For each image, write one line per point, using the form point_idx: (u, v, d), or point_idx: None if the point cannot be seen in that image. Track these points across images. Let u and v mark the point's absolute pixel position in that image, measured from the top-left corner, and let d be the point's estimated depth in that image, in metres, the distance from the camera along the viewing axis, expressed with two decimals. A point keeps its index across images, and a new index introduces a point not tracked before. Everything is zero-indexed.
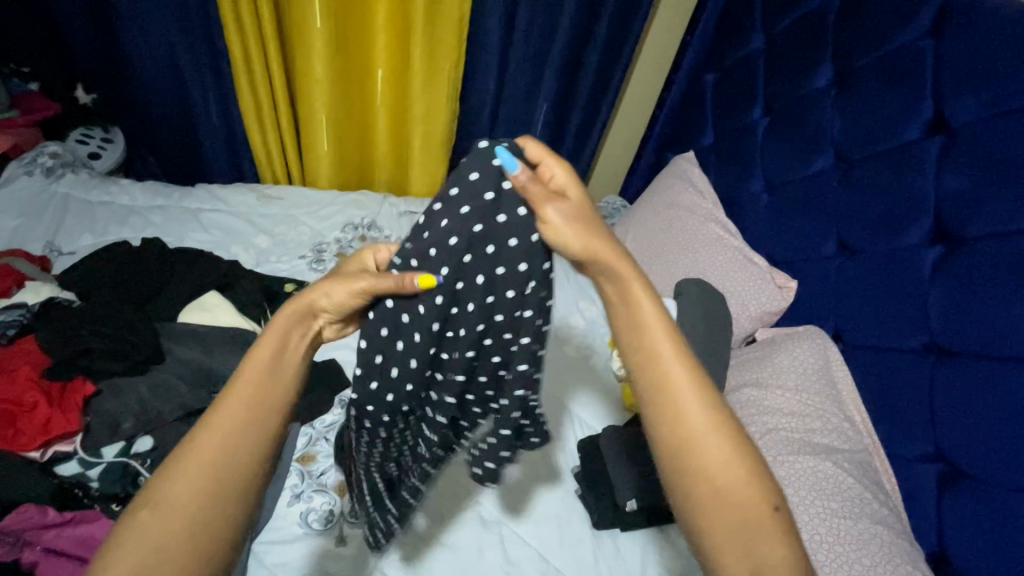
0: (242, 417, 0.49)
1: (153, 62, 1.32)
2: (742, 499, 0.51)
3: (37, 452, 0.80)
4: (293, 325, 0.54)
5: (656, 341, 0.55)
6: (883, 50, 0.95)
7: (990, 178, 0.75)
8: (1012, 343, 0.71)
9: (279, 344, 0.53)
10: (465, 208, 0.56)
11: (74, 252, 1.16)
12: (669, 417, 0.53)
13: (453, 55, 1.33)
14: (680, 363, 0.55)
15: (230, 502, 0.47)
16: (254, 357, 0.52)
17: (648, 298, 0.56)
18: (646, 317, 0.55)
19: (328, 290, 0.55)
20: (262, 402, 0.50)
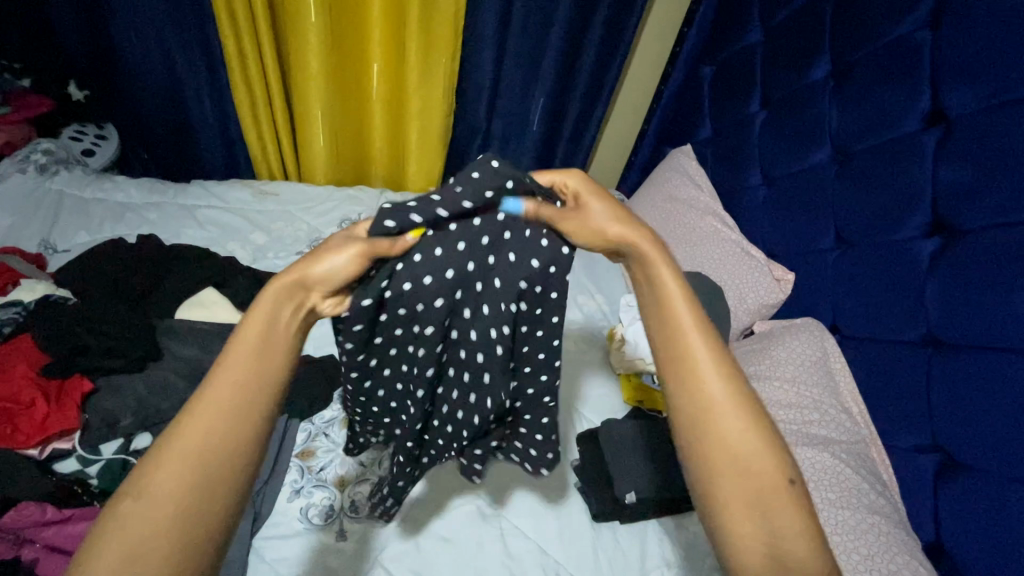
0: (230, 402, 0.49)
1: (147, 58, 1.31)
2: (760, 468, 0.51)
3: (35, 450, 0.79)
4: (285, 301, 0.55)
5: (680, 312, 0.57)
6: (880, 42, 0.94)
7: (986, 170, 0.75)
8: (1009, 335, 0.71)
9: (269, 323, 0.53)
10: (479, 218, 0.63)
11: (69, 249, 1.15)
12: (687, 387, 0.54)
13: (450, 49, 1.32)
14: (703, 333, 0.56)
15: (219, 485, 0.47)
16: (240, 341, 0.52)
17: (670, 270, 0.59)
18: (670, 288, 0.58)
19: (320, 259, 0.57)
20: (249, 387, 0.50)
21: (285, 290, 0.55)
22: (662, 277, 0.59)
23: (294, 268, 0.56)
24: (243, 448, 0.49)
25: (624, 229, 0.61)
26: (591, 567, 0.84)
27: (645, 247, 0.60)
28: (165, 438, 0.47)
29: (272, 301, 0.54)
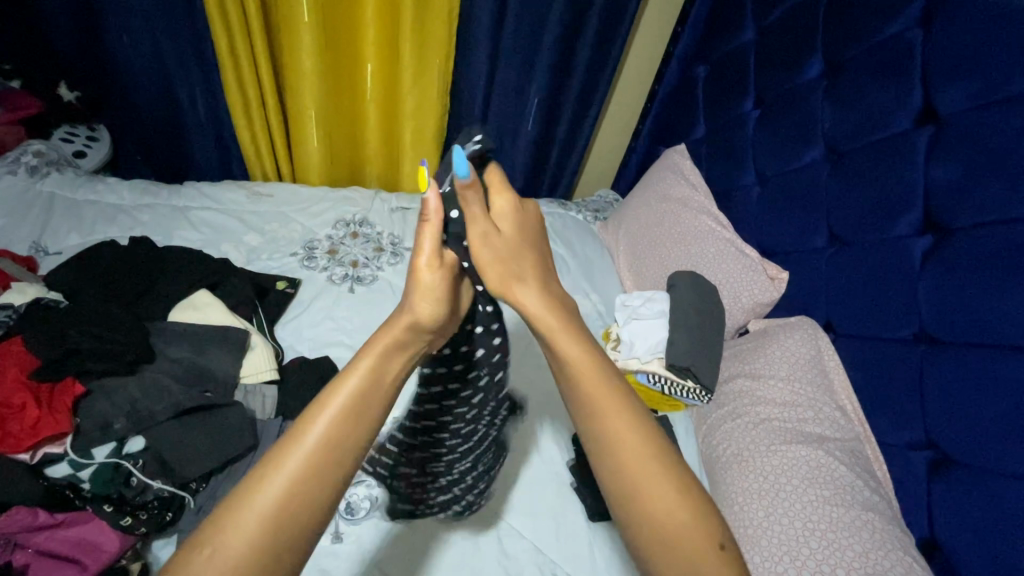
0: (320, 458, 0.47)
1: (139, 59, 1.30)
2: (686, 546, 0.49)
3: (26, 455, 0.78)
4: (393, 350, 0.54)
5: (595, 389, 0.54)
6: (871, 41, 0.95)
7: (977, 168, 0.76)
8: (1000, 332, 0.71)
9: (376, 372, 0.53)
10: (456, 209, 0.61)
11: (60, 252, 1.14)
12: (609, 463, 0.52)
13: (444, 49, 1.31)
14: (617, 411, 0.54)
15: (293, 543, 0.45)
16: (338, 389, 0.50)
17: (570, 341, 0.57)
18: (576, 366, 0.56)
19: (422, 297, 0.56)
20: (343, 432, 0.49)
21: (400, 338, 0.55)
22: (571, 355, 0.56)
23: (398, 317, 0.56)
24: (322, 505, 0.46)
25: (529, 307, 0.58)
26: (587, 566, 0.84)
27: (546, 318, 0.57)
28: (247, 487, 0.45)
29: (384, 347, 0.54)
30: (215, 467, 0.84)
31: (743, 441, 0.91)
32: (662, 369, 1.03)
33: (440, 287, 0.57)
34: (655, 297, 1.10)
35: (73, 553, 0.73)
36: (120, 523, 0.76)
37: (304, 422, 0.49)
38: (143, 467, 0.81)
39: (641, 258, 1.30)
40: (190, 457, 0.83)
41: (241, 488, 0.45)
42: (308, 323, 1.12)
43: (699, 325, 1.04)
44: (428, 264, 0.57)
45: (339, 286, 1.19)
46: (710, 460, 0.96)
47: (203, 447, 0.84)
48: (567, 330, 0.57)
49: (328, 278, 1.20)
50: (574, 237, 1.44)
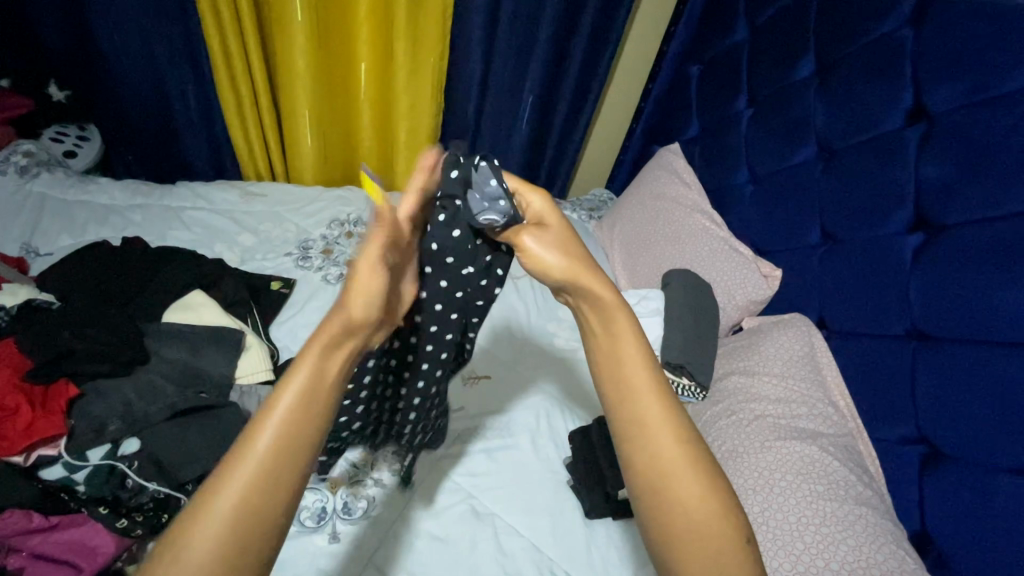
0: (270, 466, 0.44)
1: (130, 57, 1.29)
2: (711, 538, 0.49)
3: (21, 457, 0.78)
4: (331, 346, 0.48)
5: (637, 375, 0.54)
6: (862, 40, 0.96)
7: (965, 166, 0.77)
8: (989, 328, 0.73)
9: (316, 376, 0.47)
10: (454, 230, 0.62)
11: (51, 253, 1.13)
12: (642, 449, 0.52)
13: (438, 49, 1.31)
14: (657, 399, 0.53)
15: (246, 556, 0.42)
16: (280, 397, 0.46)
17: (626, 317, 0.55)
18: (620, 348, 0.55)
19: (359, 292, 0.49)
20: (285, 446, 0.45)
21: (335, 336, 0.48)
22: (620, 338, 0.55)
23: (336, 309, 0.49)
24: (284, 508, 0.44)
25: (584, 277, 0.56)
26: (585, 563, 0.85)
27: (602, 292, 0.55)
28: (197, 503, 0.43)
29: (324, 340, 0.48)
30: (212, 468, 0.83)
31: (738, 438, 0.90)
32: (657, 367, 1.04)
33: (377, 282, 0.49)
34: (649, 295, 1.11)
35: (67, 555, 0.72)
36: (114, 525, 0.75)
37: (250, 432, 0.45)
38: (138, 469, 0.80)
39: (635, 257, 1.30)
40: (186, 458, 0.82)
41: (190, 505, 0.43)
42: (304, 322, 1.11)
43: (694, 323, 1.05)
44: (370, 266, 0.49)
45: (334, 285, 1.19)
46: None
47: (199, 448, 0.83)
48: (619, 306, 0.56)
49: (323, 278, 1.20)
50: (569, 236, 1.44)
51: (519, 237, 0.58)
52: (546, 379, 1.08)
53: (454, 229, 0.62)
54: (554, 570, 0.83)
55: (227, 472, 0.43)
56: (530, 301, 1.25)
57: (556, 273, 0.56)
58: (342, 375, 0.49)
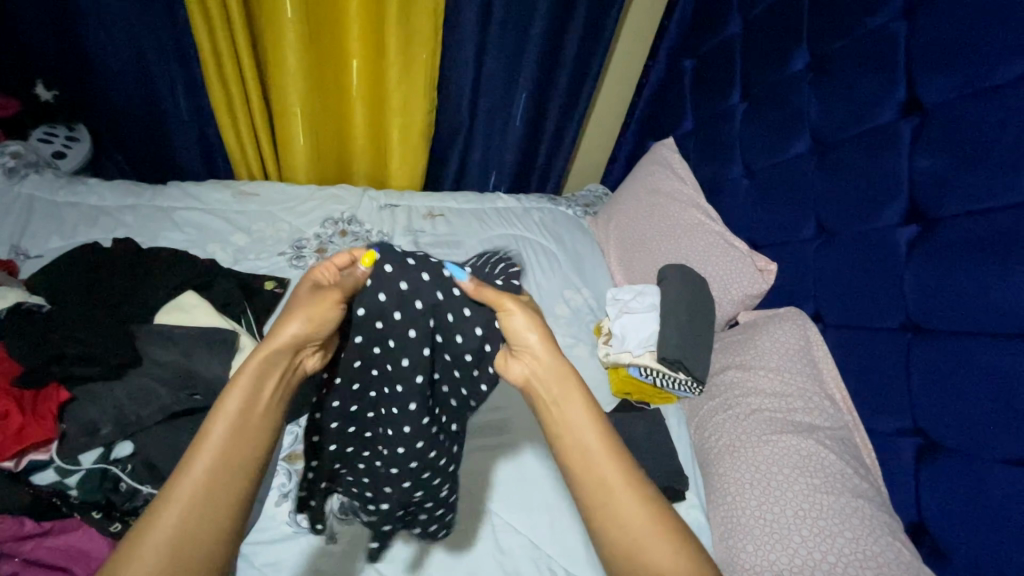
0: (211, 480, 0.50)
1: (118, 56, 1.27)
2: None
3: (10, 463, 0.77)
4: (267, 372, 0.57)
5: (592, 440, 0.59)
6: (856, 32, 0.96)
7: (958, 159, 0.77)
8: (982, 319, 0.73)
9: (247, 402, 0.54)
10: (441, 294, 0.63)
11: (41, 255, 1.12)
12: (607, 521, 0.55)
13: (430, 44, 1.30)
14: (615, 462, 0.58)
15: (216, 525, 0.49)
16: (221, 409, 0.53)
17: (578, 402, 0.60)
18: (574, 420, 0.59)
19: (296, 316, 0.58)
20: (239, 439, 0.53)
21: (269, 357, 0.57)
22: (574, 408, 0.60)
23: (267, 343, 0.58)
24: (228, 516, 0.50)
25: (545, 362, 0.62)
26: (582, 560, 0.85)
27: (558, 372, 0.61)
28: (143, 523, 0.48)
29: (256, 367, 0.56)
30: None
31: (735, 432, 0.92)
32: (654, 362, 1.04)
33: (321, 301, 0.59)
34: (645, 291, 1.11)
35: (63, 561, 0.74)
36: (108, 530, 0.77)
37: (191, 455, 0.51)
38: (132, 472, 0.81)
39: (631, 252, 1.30)
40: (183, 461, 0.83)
41: (135, 528, 0.47)
42: None
43: (690, 317, 1.04)
44: (328, 300, 0.59)
45: None
46: (703, 451, 0.98)
47: None
48: (571, 389, 0.61)
49: None
50: (563, 231, 1.45)
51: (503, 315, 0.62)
52: None
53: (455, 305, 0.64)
54: (552, 567, 0.84)
55: (172, 490, 0.49)
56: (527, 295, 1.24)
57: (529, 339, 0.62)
58: (279, 392, 0.57)
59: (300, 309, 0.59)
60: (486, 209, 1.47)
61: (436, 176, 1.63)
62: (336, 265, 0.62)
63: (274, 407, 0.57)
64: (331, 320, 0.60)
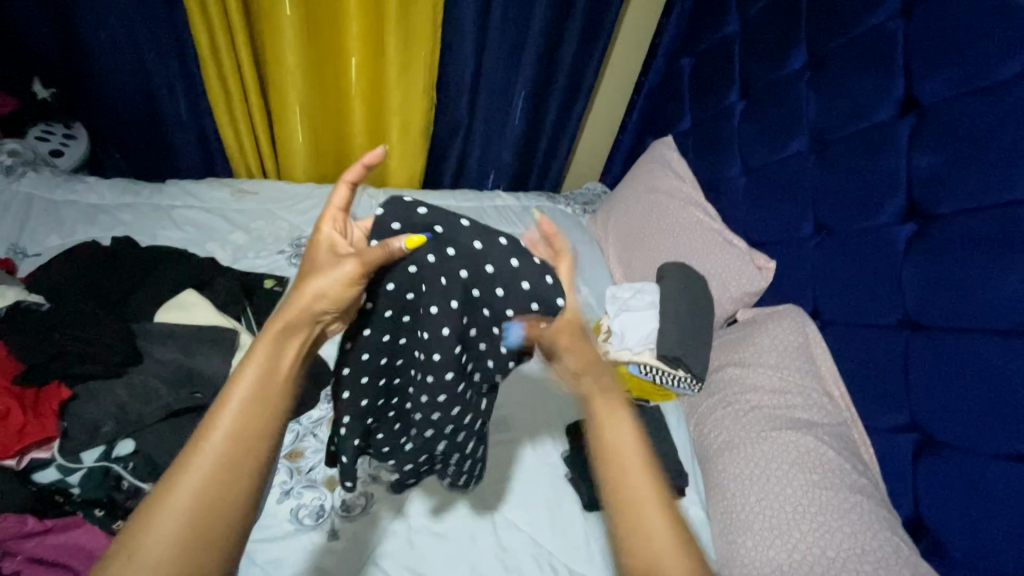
0: (225, 451, 0.49)
1: (116, 54, 1.27)
2: None
3: (13, 461, 0.77)
4: (286, 339, 0.54)
5: (632, 461, 0.59)
6: (854, 31, 0.96)
7: (955, 156, 0.78)
8: (980, 316, 0.74)
9: (267, 367, 0.53)
10: (489, 264, 0.66)
11: (40, 254, 1.11)
12: (633, 532, 0.56)
13: (430, 42, 1.30)
14: (649, 479, 0.58)
15: (233, 492, 0.48)
16: (242, 374, 0.52)
17: (622, 421, 0.62)
18: (620, 439, 0.60)
19: (315, 280, 0.56)
20: (257, 407, 0.51)
21: (289, 323, 0.54)
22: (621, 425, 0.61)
23: (290, 302, 0.55)
24: (241, 492, 0.48)
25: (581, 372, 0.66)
26: (582, 557, 0.85)
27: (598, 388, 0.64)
28: (160, 490, 0.47)
29: (277, 332, 0.54)
30: None
31: (735, 428, 0.93)
32: (655, 360, 1.03)
33: (342, 273, 0.56)
34: (645, 289, 1.11)
35: (67, 558, 0.72)
36: (110, 527, 0.77)
37: (206, 425, 0.50)
38: (133, 470, 0.81)
39: (630, 250, 1.31)
40: None
41: (151, 496, 0.47)
42: None
43: (689, 315, 1.05)
44: (349, 261, 0.56)
45: None
46: (702, 447, 0.98)
47: None
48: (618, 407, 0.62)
49: None
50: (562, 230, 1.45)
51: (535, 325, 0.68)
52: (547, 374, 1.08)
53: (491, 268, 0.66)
54: (553, 564, 0.84)
55: (187, 459, 0.48)
56: None
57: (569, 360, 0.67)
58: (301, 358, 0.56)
59: (320, 272, 0.56)
60: (486, 207, 1.47)
61: (435, 175, 1.63)
62: (337, 207, 0.60)
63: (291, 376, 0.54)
64: (349, 290, 0.57)
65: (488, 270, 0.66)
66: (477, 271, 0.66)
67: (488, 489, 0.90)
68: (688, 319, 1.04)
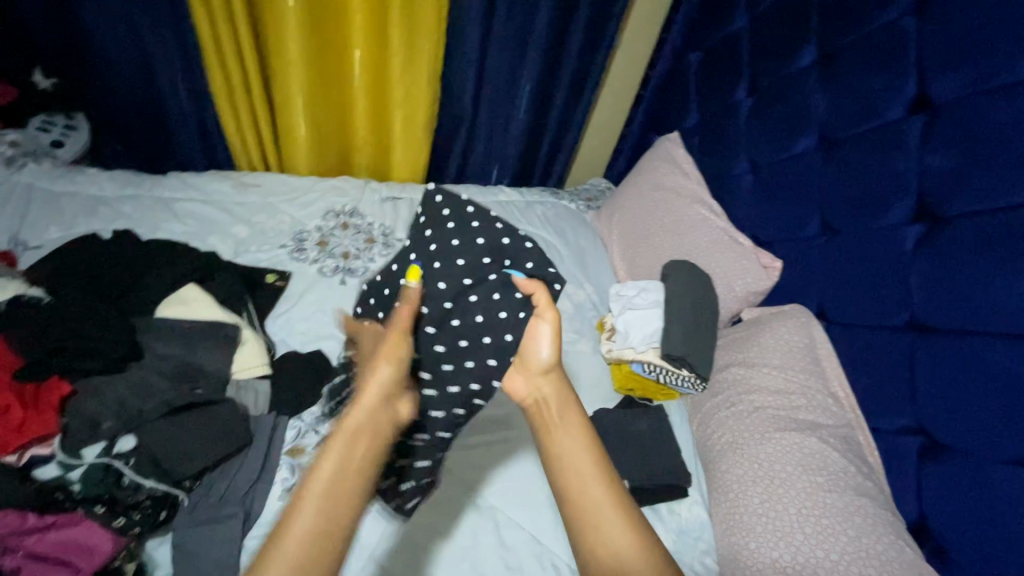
0: (316, 534, 0.49)
1: (116, 43, 1.25)
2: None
3: (13, 457, 0.77)
4: (364, 424, 0.57)
5: (580, 459, 0.67)
6: (867, 27, 0.94)
7: (966, 157, 0.77)
8: (989, 319, 0.73)
9: (350, 444, 0.55)
10: (506, 236, 0.73)
11: (40, 246, 1.11)
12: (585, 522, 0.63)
13: (434, 35, 1.28)
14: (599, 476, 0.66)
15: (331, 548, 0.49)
16: (329, 449, 0.54)
17: (574, 426, 0.71)
18: (568, 441, 0.69)
19: (380, 361, 0.61)
20: (344, 476, 0.53)
21: (369, 408, 0.58)
22: (568, 433, 0.70)
23: (365, 394, 0.59)
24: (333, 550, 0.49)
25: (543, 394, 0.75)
26: None
27: (556, 394, 0.74)
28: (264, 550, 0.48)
29: (359, 414, 0.57)
30: (208, 466, 0.82)
31: (738, 429, 0.93)
32: (657, 359, 1.03)
33: (393, 346, 0.63)
34: (649, 287, 1.11)
35: (66, 554, 0.71)
36: (110, 524, 0.74)
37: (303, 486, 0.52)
38: (134, 467, 0.80)
39: (634, 248, 1.30)
40: (186, 456, 0.81)
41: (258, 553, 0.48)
42: (300, 316, 1.10)
43: (694, 314, 1.04)
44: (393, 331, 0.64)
45: (331, 277, 1.18)
46: (704, 447, 0.98)
47: (196, 446, 0.82)
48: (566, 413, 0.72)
49: (319, 271, 1.19)
50: (565, 226, 1.44)
51: (541, 309, 0.74)
52: None
53: (507, 240, 0.73)
54: (555, 564, 0.84)
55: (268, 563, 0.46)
56: None
57: (545, 353, 0.75)
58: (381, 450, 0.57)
59: (383, 353, 0.62)
60: (489, 202, 1.46)
61: (438, 170, 1.62)
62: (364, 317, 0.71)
63: (369, 468, 0.55)
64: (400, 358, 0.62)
65: (503, 243, 0.73)
66: (494, 243, 0.73)
67: (492, 486, 0.90)
68: (692, 318, 1.03)
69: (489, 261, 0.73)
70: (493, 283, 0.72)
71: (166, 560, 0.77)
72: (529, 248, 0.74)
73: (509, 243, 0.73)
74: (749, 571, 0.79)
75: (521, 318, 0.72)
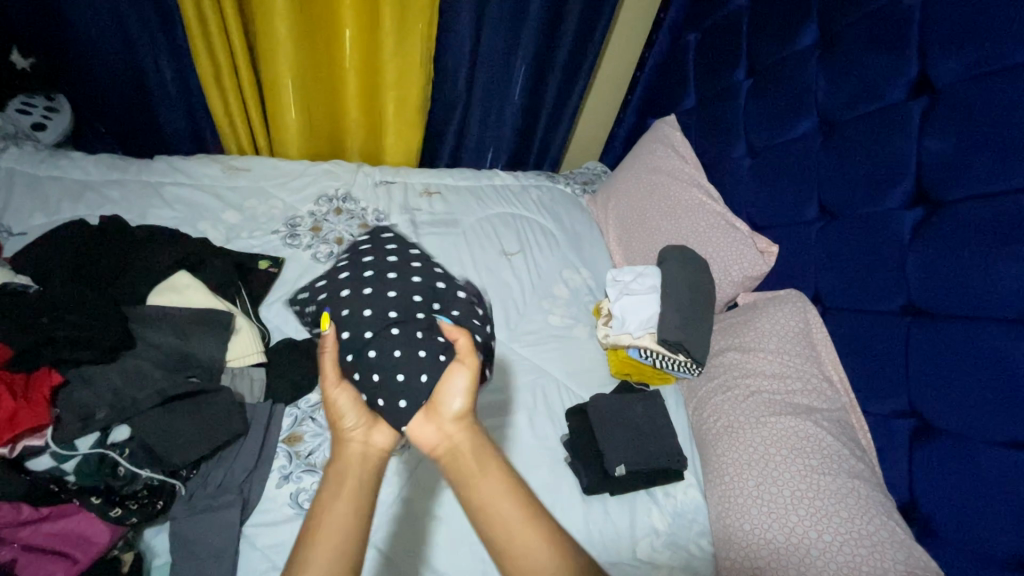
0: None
1: (95, 21, 1.20)
2: None
3: (4, 449, 0.73)
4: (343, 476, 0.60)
5: (508, 507, 0.57)
6: (870, 7, 0.92)
7: (967, 140, 0.76)
8: (984, 304, 0.73)
9: (335, 496, 0.57)
10: (441, 282, 0.78)
11: (25, 232, 1.08)
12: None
13: (426, 14, 1.24)
14: (533, 523, 0.55)
15: None
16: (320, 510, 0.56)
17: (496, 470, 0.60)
18: (491, 491, 0.58)
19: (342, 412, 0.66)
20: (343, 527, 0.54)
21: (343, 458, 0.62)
22: (486, 480, 0.59)
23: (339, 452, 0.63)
24: None
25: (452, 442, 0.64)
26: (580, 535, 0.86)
27: (467, 444, 0.63)
28: None
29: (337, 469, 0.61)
30: (204, 455, 0.82)
31: (733, 413, 0.93)
32: (654, 344, 1.03)
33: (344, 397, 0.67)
34: (644, 272, 1.10)
35: (62, 545, 0.72)
36: (108, 515, 0.74)
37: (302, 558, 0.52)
38: (129, 456, 0.79)
39: (630, 233, 1.29)
40: (182, 444, 0.81)
41: None
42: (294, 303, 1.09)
43: (690, 299, 1.04)
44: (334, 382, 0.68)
45: (324, 263, 1.17)
46: (700, 431, 0.99)
47: (192, 434, 0.82)
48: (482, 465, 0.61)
49: (312, 256, 1.17)
50: (560, 210, 1.43)
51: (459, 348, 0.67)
52: (543, 358, 1.09)
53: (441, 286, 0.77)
54: None
55: None
56: (524, 275, 1.23)
57: (460, 400, 0.65)
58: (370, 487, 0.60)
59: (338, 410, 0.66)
60: (483, 186, 1.44)
61: (431, 153, 1.60)
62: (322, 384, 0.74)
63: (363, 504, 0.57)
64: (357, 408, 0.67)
65: (438, 289, 0.77)
66: (429, 286, 0.76)
67: None
68: (688, 303, 1.03)
69: (420, 300, 0.74)
70: (420, 321, 0.71)
71: (164, 547, 0.79)
72: (460, 298, 0.78)
73: (443, 289, 0.77)
74: (742, 553, 0.81)
75: (438, 360, 0.68)
